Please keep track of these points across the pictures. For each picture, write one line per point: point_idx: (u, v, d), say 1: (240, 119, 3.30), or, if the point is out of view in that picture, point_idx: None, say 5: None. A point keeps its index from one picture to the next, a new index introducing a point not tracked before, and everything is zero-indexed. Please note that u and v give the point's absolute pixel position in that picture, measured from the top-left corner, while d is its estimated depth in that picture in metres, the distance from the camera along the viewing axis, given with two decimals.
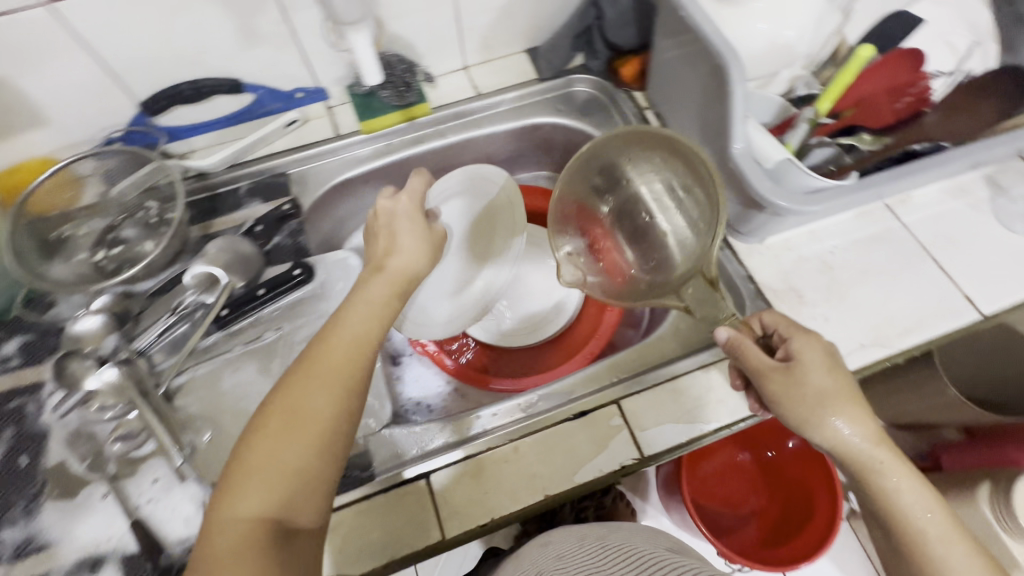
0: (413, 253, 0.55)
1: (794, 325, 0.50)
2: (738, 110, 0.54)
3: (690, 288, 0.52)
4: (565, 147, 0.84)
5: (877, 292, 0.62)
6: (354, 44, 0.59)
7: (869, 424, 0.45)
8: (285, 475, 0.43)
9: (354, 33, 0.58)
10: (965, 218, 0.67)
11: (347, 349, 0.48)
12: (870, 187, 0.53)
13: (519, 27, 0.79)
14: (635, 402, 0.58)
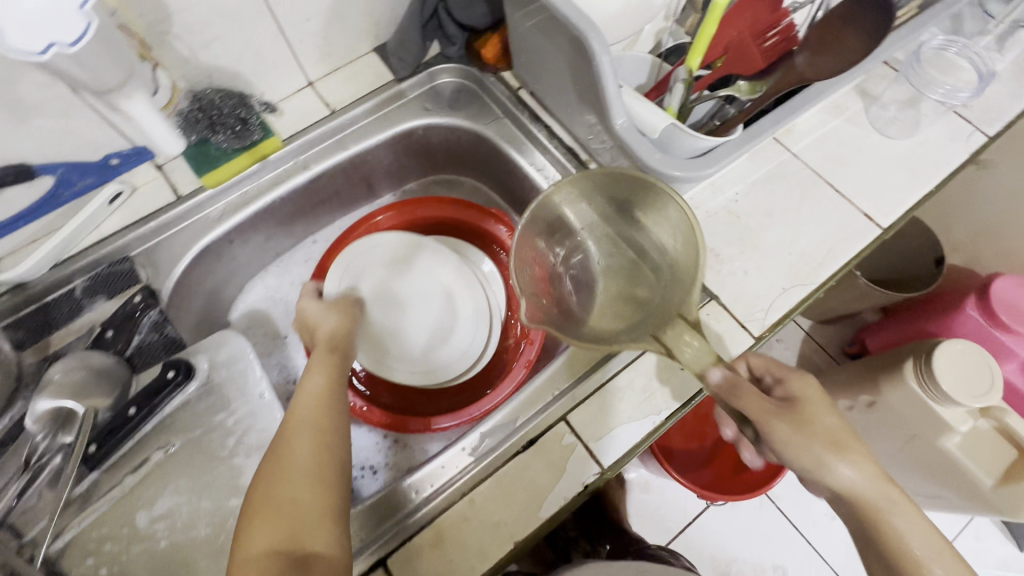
0: (335, 320, 0.60)
1: (783, 366, 0.51)
2: (610, 82, 0.49)
3: (669, 330, 0.47)
4: (447, 147, 0.77)
5: (787, 231, 0.62)
6: (131, 109, 0.55)
7: (871, 465, 0.47)
8: (288, 510, 0.44)
9: (124, 97, 0.53)
10: (846, 134, 0.67)
11: (313, 391, 0.51)
12: (757, 136, 0.51)
13: (357, 27, 0.69)
14: (582, 413, 0.54)
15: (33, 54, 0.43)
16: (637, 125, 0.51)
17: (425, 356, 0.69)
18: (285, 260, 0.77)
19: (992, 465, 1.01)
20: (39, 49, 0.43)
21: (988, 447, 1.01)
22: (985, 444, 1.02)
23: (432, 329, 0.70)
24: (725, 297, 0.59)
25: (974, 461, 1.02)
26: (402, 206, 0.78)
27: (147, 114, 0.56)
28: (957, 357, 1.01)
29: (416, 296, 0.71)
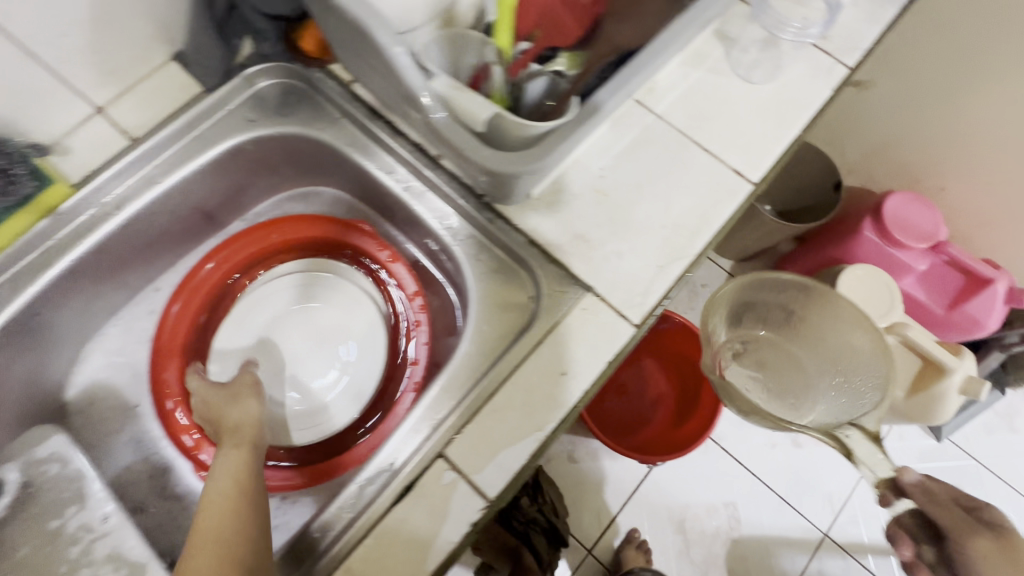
0: (240, 412, 0.56)
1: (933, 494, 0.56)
2: (410, 76, 0.42)
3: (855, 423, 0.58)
4: (289, 159, 0.68)
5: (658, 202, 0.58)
6: None
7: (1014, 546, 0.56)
8: None
9: None
10: (709, 86, 0.63)
11: (218, 509, 0.45)
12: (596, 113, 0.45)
13: (140, 34, 0.57)
14: (462, 443, 0.49)
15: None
16: (458, 119, 0.44)
17: (338, 405, 0.65)
18: (122, 317, 0.66)
19: (900, 377, 1.05)
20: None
21: (895, 360, 1.06)
22: (892, 358, 1.06)
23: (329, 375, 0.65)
24: (601, 287, 0.54)
25: (884, 375, 1.06)
26: (248, 233, 0.67)
27: None
28: (858, 281, 1.03)
29: (312, 343, 0.66)
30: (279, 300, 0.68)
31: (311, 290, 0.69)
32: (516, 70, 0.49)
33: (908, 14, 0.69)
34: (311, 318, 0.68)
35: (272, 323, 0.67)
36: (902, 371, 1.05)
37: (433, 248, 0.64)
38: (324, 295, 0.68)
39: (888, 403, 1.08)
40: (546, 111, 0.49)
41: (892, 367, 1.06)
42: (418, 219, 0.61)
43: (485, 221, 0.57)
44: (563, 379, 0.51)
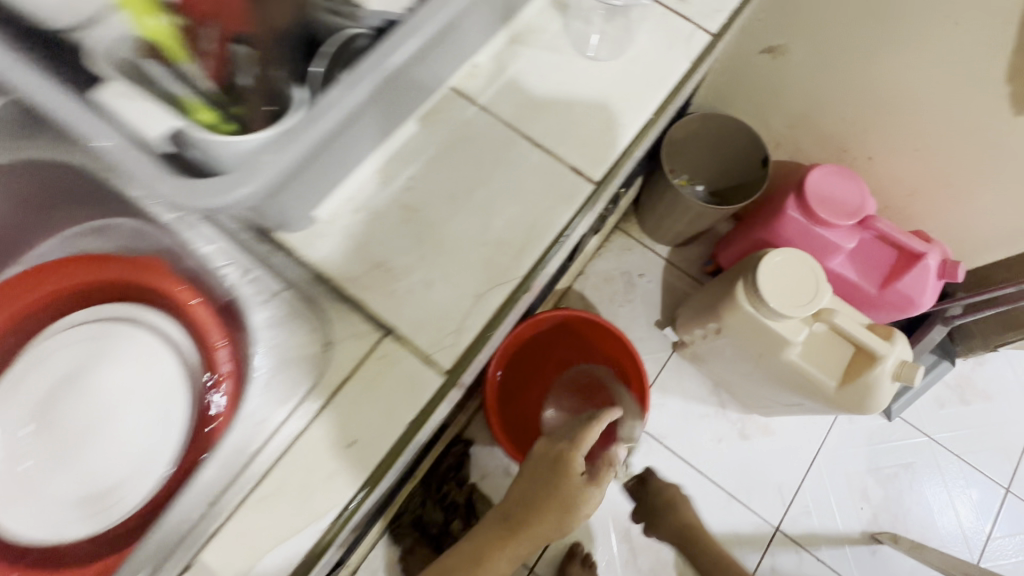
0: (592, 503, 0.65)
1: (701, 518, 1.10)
2: (74, 116, 0.38)
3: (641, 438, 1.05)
4: (60, 189, 0.57)
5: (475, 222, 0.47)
6: None
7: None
8: None
9: None
10: (543, 66, 0.52)
11: (547, 532, 0.63)
12: (313, 124, 0.36)
13: None
14: (221, 543, 0.40)
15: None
16: (142, 147, 0.39)
17: (132, 481, 0.53)
18: None
19: (832, 367, 0.97)
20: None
21: (826, 351, 0.98)
22: (823, 348, 0.98)
23: (112, 449, 0.54)
24: (404, 328, 0.44)
25: (815, 366, 0.98)
26: (27, 278, 0.57)
27: None
28: (779, 268, 0.95)
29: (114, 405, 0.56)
30: (63, 359, 0.57)
31: (102, 347, 0.58)
32: (209, 71, 0.44)
33: None
34: (102, 378, 0.56)
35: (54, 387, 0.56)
36: (833, 360, 0.97)
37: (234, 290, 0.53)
38: (121, 349, 0.58)
39: (822, 396, 1.00)
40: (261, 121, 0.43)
41: (823, 357, 0.97)
42: (201, 259, 0.51)
43: (262, 253, 0.47)
44: (351, 449, 0.41)
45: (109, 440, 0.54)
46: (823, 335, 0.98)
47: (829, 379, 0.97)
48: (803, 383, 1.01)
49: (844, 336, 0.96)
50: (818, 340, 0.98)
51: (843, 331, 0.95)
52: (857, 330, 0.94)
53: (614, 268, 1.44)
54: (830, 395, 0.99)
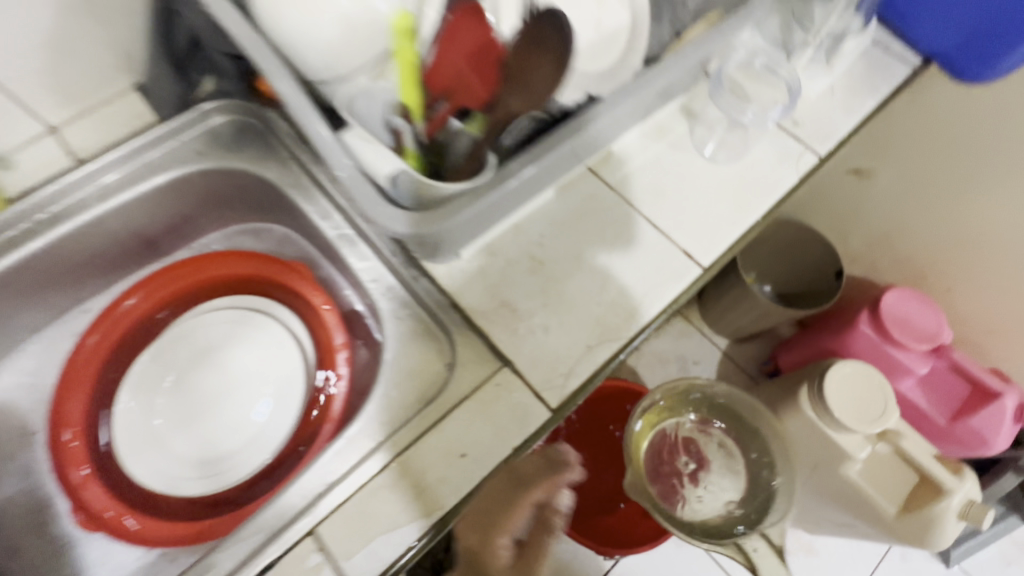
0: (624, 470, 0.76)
1: None
2: (314, 134, 0.41)
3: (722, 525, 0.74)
4: (241, 195, 0.66)
5: None
6: None
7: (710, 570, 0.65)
8: None
9: None
10: (667, 161, 0.60)
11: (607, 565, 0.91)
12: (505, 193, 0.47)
13: (100, 63, 0.59)
14: (332, 524, 0.44)
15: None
16: (366, 171, 0.42)
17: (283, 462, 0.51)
18: (46, 334, 0.64)
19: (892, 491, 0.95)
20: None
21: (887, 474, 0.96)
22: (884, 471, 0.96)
23: (225, 428, 0.61)
24: (521, 363, 0.50)
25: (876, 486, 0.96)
26: (169, 272, 0.66)
27: None
28: (847, 379, 0.95)
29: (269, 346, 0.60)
30: (205, 344, 0.65)
31: (240, 332, 0.66)
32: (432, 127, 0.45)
33: (884, 108, 0.67)
34: (223, 368, 0.64)
35: (186, 364, 0.64)
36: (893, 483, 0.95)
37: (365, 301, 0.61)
38: (246, 337, 0.65)
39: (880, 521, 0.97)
40: (462, 168, 0.44)
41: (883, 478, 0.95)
42: (347, 266, 0.59)
43: (409, 277, 0.54)
44: None
45: (227, 422, 0.61)
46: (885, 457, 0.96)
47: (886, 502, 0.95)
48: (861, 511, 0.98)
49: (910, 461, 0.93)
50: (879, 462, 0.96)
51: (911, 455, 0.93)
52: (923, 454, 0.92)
53: (669, 351, 1.46)
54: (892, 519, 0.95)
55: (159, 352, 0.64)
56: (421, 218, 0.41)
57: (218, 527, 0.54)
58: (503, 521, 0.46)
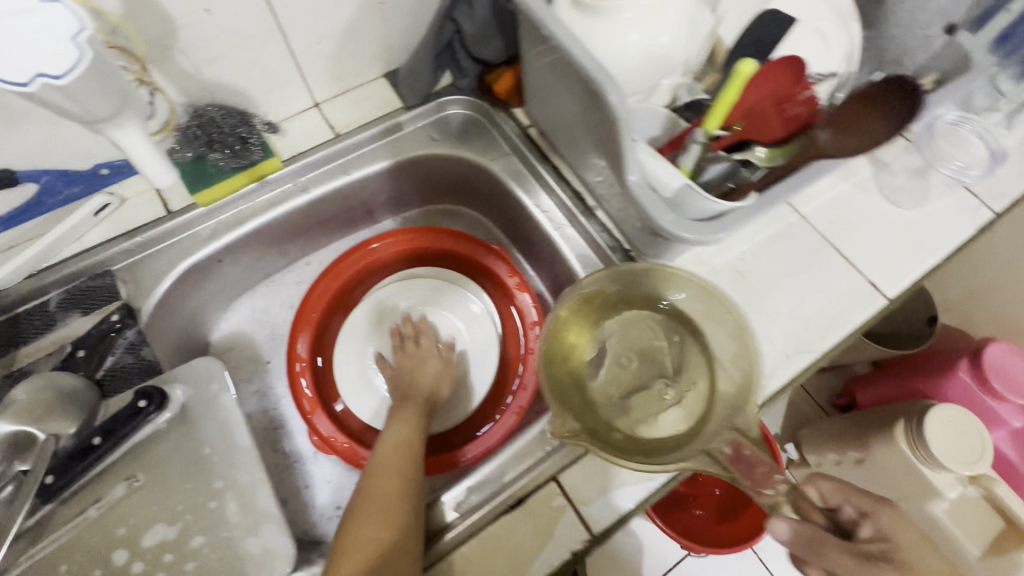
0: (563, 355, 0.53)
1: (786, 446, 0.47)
2: (627, 140, 0.46)
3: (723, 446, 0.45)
4: (452, 180, 0.75)
5: None
6: (121, 141, 0.51)
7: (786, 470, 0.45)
8: None
9: (118, 130, 0.49)
10: (852, 200, 0.66)
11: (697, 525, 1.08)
12: None
13: (367, 54, 0.68)
14: (573, 473, 0.51)
15: (15, 84, 0.37)
16: (652, 182, 0.49)
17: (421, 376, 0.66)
18: (274, 281, 0.74)
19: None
20: (23, 79, 0.37)
21: (926, 541, 0.52)
22: (921, 538, 0.52)
23: None
24: None
25: (920, 556, 0.49)
26: (383, 241, 0.74)
27: (137, 145, 0.52)
28: (949, 421, 0.99)
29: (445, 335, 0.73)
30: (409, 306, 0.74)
31: (438, 300, 0.75)
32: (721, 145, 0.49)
33: None
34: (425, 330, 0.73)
35: (392, 321, 0.73)
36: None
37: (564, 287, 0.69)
38: (444, 304, 0.74)
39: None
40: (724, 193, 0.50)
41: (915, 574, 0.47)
42: (559, 255, 0.67)
43: None
44: None
45: None
46: (892, 513, 0.52)
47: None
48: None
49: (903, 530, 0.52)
50: (896, 527, 0.51)
51: (886, 503, 0.53)
52: (887, 515, 0.51)
53: None
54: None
55: (370, 307, 0.73)
56: (699, 230, 0.49)
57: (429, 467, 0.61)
58: (383, 461, 0.56)
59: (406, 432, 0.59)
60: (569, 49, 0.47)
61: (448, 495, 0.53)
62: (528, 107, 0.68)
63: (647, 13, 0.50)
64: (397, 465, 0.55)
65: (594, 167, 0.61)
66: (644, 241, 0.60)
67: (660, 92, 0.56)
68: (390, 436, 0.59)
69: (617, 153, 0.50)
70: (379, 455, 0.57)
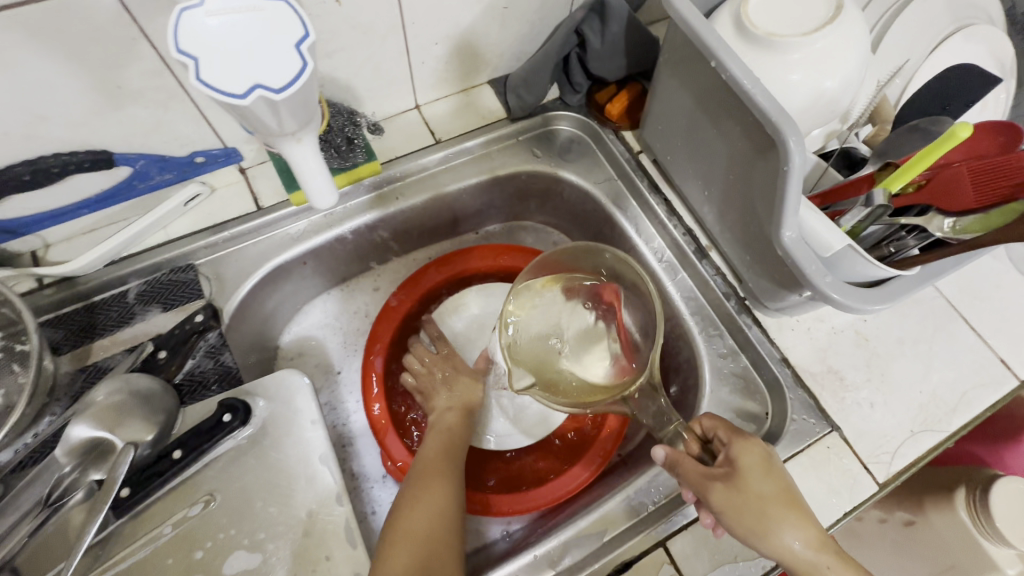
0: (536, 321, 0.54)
1: (733, 429, 0.46)
2: (795, 193, 0.42)
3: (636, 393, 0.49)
4: (544, 198, 0.71)
5: None
6: (292, 155, 0.42)
7: (755, 451, 0.44)
8: None
9: (291, 142, 0.40)
10: (984, 266, 0.61)
11: None
12: None
13: (479, 58, 0.63)
14: (683, 541, 0.48)
15: (232, 95, 0.33)
16: (808, 239, 0.44)
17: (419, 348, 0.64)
18: (349, 287, 0.70)
19: (753, 509, 0.41)
20: (241, 90, 0.33)
21: (783, 470, 0.44)
22: (778, 465, 0.44)
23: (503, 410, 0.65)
24: (849, 432, 0.53)
25: (758, 478, 0.43)
26: (465, 254, 0.68)
27: (310, 163, 0.44)
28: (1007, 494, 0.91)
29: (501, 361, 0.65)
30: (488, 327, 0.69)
31: None
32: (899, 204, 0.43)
33: None
34: None
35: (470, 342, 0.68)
36: (796, 508, 0.42)
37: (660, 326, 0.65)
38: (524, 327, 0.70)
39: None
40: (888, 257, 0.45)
41: (718, 506, 0.42)
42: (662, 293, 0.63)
43: (740, 322, 0.58)
44: None
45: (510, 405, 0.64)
46: (749, 442, 0.45)
47: (821, 539, 0.40)
48: (773, 545, 0.41)
49: (759, 455, 0.44)
50: (751, 452, 0.44)
51: (747, 434, 0.46)
52: (737, 445, 0.44)
53: None
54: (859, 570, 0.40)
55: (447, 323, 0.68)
56: (859, 295, 0.43)
57: (504, 505, 0.57)
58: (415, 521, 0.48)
59: (439, 497, 0.50)
60: (744, 86, 0.43)
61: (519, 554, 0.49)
62: (643, 131, 0.64)
63: (824, 51, 0.45)
64: (433, 532, 0.48)
65: (719, 208, 0.56)
66: (767, 292, 0.55)
67: (809, 138, 0.51)
68: (423, 496, 0.50)
69: (773, 201, 0.46)
70: (401, 525, 0.48)
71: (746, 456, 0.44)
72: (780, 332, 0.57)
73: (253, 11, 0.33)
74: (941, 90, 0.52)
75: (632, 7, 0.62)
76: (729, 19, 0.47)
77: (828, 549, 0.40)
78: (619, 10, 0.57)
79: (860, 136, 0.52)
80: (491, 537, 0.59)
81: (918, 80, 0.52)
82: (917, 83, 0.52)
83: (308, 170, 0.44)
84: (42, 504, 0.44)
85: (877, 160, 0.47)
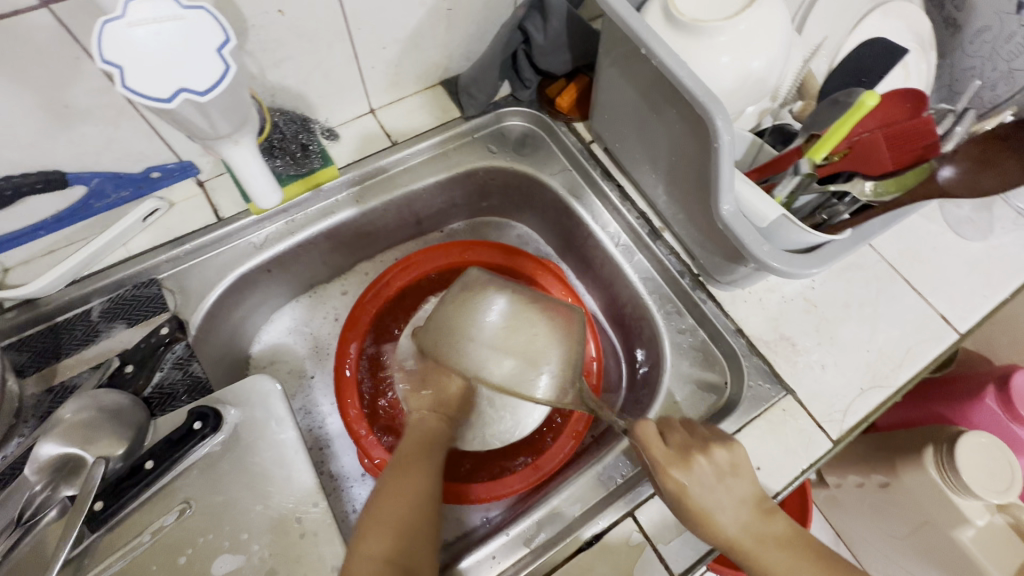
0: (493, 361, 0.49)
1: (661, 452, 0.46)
2: (726, 169, 0.44)
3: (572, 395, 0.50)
4: (504, 192, 0.73)
5: None
6: (232, 155, 0.44)
7: (673, 478, 0.45)
8: None
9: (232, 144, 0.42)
10: (922, 230, 0.64)
11: None
12: None
13: (429, 60, 0.65)
14: (651, 509, 0.50)
15: (161, 101, 0.35)
16: (745, 212, 0.47)
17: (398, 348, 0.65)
18: (317, 293, 0.71)
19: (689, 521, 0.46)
20: (168, 96, 0.34)
21: (722, 471, 0.45)
22: (717, 467, 0.45)
23: None
24: (802, 393, 0.55)
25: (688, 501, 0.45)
26: (429, 252, 0.69)
27: (252, 162, 0.46)
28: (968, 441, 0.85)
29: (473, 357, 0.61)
30: None
31: None
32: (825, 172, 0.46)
33: None
34: None
35: None
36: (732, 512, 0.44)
37: (623, 308, 0.67)
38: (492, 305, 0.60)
39: (801, 559, 0.43)
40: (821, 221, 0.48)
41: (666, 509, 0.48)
42: (621, 276, 0.65)
43: (695, 299, 0.60)
44: None
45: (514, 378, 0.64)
46: (671, 469, 0.45)
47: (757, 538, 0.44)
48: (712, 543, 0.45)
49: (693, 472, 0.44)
50: (673, 479, 0.45)
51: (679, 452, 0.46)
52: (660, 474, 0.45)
53: None
54: (801, 552, 0.43)
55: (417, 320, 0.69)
56: (798, 261, 0.46)
57: (480, 494, 0.58)
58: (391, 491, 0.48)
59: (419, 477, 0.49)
60: (674, 71, 0.45)
61: (496, 540, 0.51)
62: (592, 121, 0.66)
63: (749, 32, 0.47)
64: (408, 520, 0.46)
65: (668, 190, 0.59)
66: (719, 268, 0.58)
67: (745, 116, 0.54)
68: (401, 477, 0.49)
69: (710, 181, 0.48)
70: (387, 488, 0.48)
71: (669, 484, 0.45)
72: (734, 304, 0.60)
73: (175, 22, 0.34)
74: (865, 66, 0.55)
75: (572, 3, 0.64)
76: (658, 9, 0.50)
77: (764, 543, 0.44)
78: (558, 6, 0.59)
79: (791, 112, 0.56)
80: (472, 523, 0.60)
81: (841, 58, 0.56)
82: (841, 61, 0.56)
83: (247, 169, 0.46)
84: (14, 524, 0.44)
85: (804, 133, 0.50)
